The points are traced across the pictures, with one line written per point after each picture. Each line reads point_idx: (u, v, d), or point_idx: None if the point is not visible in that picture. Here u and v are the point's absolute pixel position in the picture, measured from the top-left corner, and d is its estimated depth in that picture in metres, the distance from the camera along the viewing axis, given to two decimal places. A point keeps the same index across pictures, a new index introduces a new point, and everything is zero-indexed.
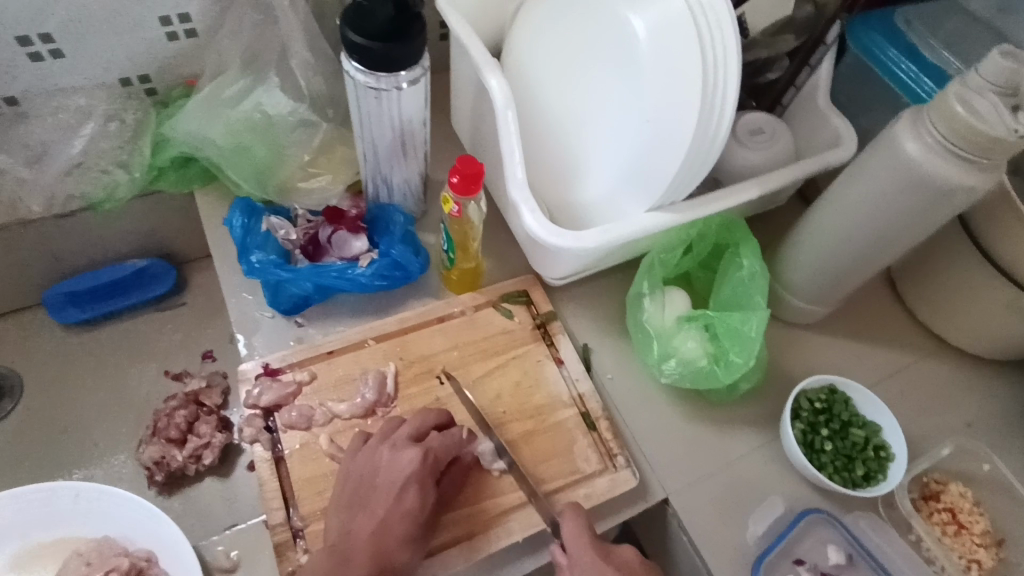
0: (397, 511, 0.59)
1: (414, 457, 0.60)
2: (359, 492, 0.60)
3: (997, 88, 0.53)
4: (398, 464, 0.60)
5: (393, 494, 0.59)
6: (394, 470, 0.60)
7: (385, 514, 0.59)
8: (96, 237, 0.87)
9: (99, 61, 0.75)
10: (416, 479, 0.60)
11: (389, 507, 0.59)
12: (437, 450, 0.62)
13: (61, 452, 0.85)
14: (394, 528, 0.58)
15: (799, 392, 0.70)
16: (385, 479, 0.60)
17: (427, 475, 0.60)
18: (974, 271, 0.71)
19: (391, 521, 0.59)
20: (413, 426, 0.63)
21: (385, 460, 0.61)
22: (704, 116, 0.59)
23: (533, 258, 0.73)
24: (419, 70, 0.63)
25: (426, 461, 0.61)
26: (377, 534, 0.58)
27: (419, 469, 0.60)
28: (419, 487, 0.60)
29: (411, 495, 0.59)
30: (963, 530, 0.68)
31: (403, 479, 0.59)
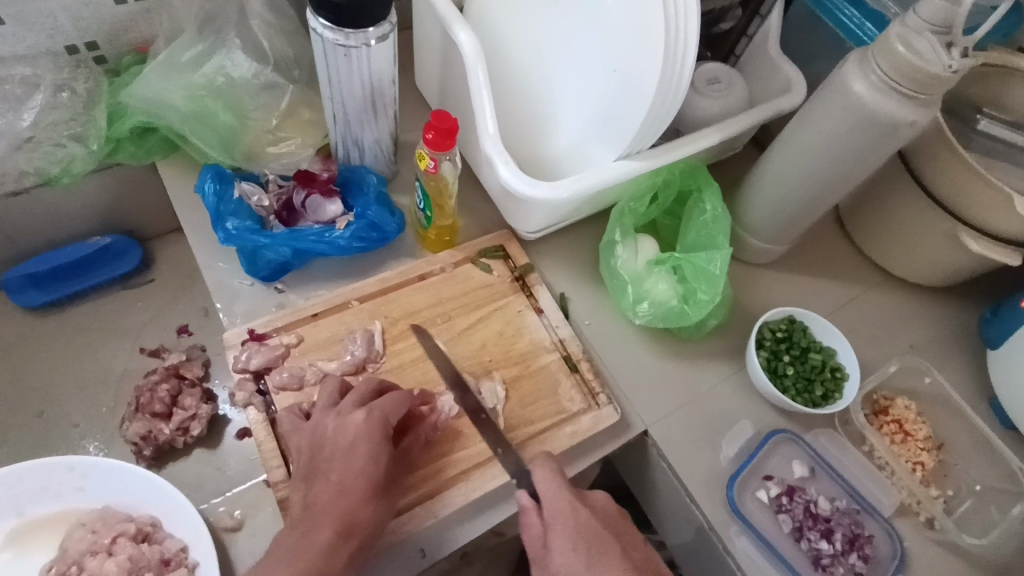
0: (352, 472, 0.58)
1: (361, 420, 0.60)
2: (315, 461, 0.59)
3: (933, 27, 0.58)
4: (344, 430, 0.60)
5: (348, 457, 0.59)
6: (343, 435, 0.60)
7: (340, 477, 0.58)
8: (55, 214, 0.84)
9: (43, 27, 0.72)
10: (365, 438, 0.59)
11: (346, 470, 0.58)
12: (382, 407, 0.61)
13: (38, 435, 0.83)
14: (355, 487, 0.58)
15: (762, 324, 0.75)
16: (338, 446, 0.59)
17: (379, 434, 0.60)
18: (914, 204, 0.77)
19: (350, 482, 0.58)
20: (357, 393, 0.63)
21: (332, 428, 0.61)
22: (667, 69, 0.60)
23: (508, 211, 0.75)
24: (387, 26, 0.63)
25: (371, 420, 0.60)
26: (337, 495, 0.57)
27: (367, 430, 0.60)
28: (371, 446, 0.59)
29: (365, 457, 0.59)
30: (909, 438, 0.75)
31: (355, 440, 0.59)
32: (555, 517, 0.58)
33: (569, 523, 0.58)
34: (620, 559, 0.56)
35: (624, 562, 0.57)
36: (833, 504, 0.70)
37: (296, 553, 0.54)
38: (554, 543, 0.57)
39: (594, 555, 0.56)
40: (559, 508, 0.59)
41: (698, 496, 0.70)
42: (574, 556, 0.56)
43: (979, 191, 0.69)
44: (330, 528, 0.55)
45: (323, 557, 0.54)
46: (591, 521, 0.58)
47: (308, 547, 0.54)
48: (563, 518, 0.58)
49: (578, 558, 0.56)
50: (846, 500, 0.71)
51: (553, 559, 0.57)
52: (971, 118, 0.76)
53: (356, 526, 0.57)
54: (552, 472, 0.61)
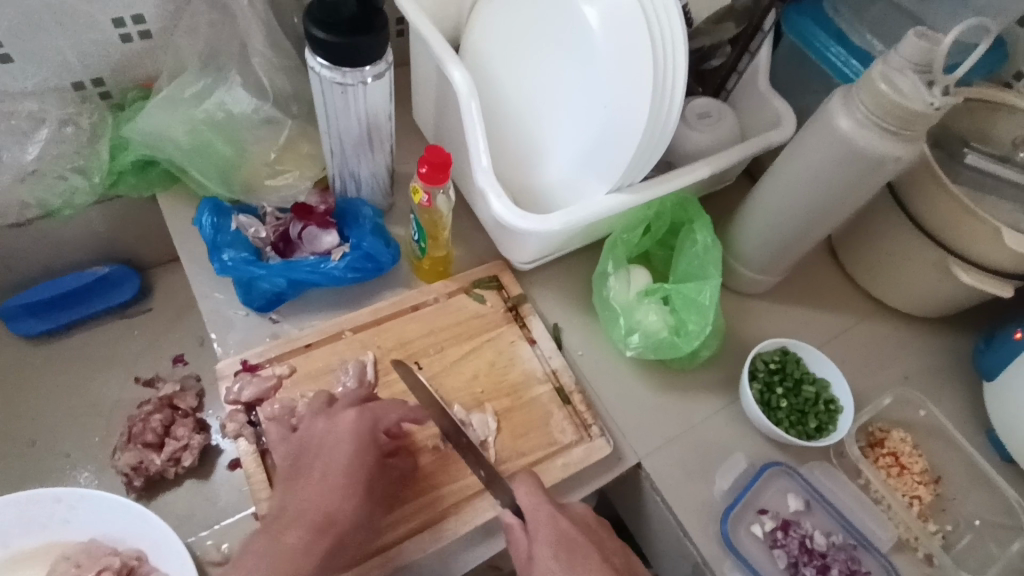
0: (334, 470, 0.61)
1: (352, 420, 0.63)
2: (301, 459, 0.62)
3: (914, 66, 0.58)
4: (331, 430, 0.63)
5: (332, 455, 0.61)
6: (329, 435, 0.63)
7: (322, 474, 0.61)
8: (57, 244, 0.85)
9: (51, 65, 0.74)
10: (350, 436, 0.62)
11: (330, 467, 0.61)
12: (371, 411, 0.64)
13: (30, 465, 0.83)
14: (338, 485, 0.60)
15: (755, 355, 0.75)
16: (326, 444, 0.62)
17: (364, 435, 0.62)
18: (906, 236, 0.77)
19: (335, 482, 0.60)
20: (347, 397, 0.66)
21: (321, 429, 0.63)
22: (656, 106, 0.63)
23: (502, 243, 0.76)
24: (383, 65, 0.65)
25: (359, 420, 0.63)
26: (316, 494, 0.60)
27: (354, 429, 0.62)
28: (354, 446, 0.62)
29: (349, 456, 0.61)
30: (905, 471, 0.74)
31: (341, 439, 0.62)
32: (536, 528, 0.59)
33: (549, 531, 0.59)
34: (598, 563, 0.58)
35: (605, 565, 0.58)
36: (829, 538, 0.69)
37: (275, 549, 0.57)
38: (536, 553, 0.58)
39: (575, 559, 0.57)
40: (538, 518, 0.59)
41: (691, 530, 0.69)
42: (553, 564, 0.57)
43: (969, 225, 0.70)
44: (307, 525, 0.58)
45: (300, 551, 0.56)
46: (567, 526, 0.59)
47: (284, 544, 0.57)
48: (541, 527, 0.59)
49: (558, 565, 0.57)
50: (842, 534, 0.70)
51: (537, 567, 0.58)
52: (959, 152, 0.77)
53: (333, 522, 0.59)
54: (532, 484, 0.62)
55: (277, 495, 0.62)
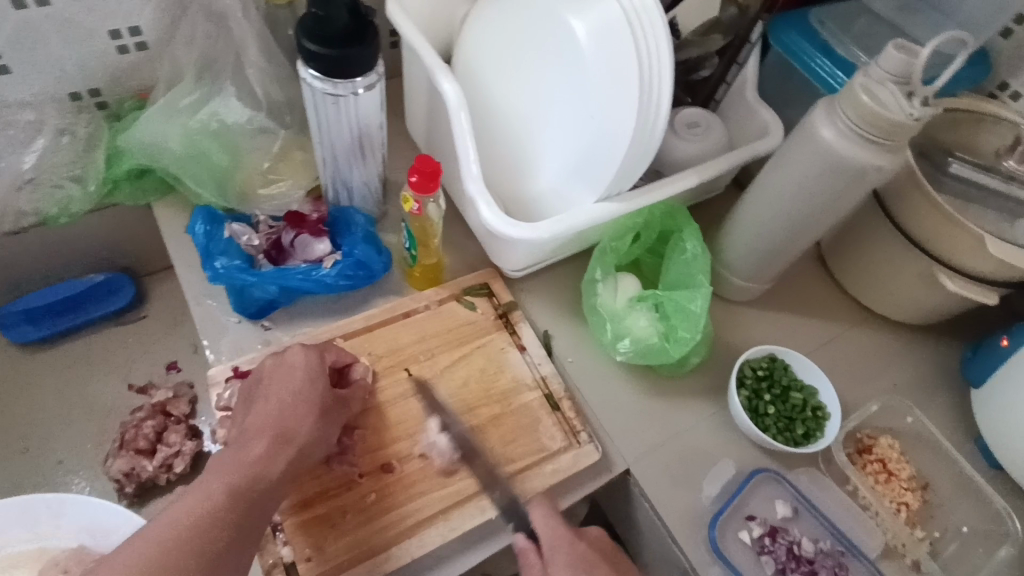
0: (287, 395, 0.62)
1: (301, 351, 0.65)
2: (256, 389, 0.64)
3: (894, 78, 0.59)
4: (284, 360, 0.64)
5: (284, 379, 0.63)
6: (281, 363, 0.64)
7: (275, 399, 0.62)
8: (53, 252, 0.86)
9: (49, 76, 0.75)
10: (302, 364, 0.64)
11: (283, 394, 0.62)
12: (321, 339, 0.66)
13: (22, 472, 0.83)
14: (292, 406, 0.61)
15: (743, 362, 0.76)
16: (277, 373, 0.63)
17: (315, 359, 0.64)
18: (893, 244, 0.78)
19: (288, 402, 0.62)
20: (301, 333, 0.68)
21: (271, 361, 0.65)
22: (642, 116, 0.64)
23: (492, 251, 0.77)
24: (374, 76, 0.66)
25: (309, 349, 0.65)
26: (272, 415, 0.61)
27: (304, 356, 0.64)
28: (306, 372, 0.63)
29: (302, 379, 0.63)
30: (892, 477, 0.75)
31: (291, 367, 0.63)
32: (553, 552, 0.60)
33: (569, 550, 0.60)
34: None
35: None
36: (816, 545, 0.70)
37: (233, 462, 0.58)
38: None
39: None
40: (557, 539, 0.61)
41: (680, 537, 0.69)
42: None
43: (956, 235, 0.71)
44: (265, 438, 0.59)
45: (259, 461, 0.58)
46: (585, 548, 0.61)
47: (244, 458, 0.58)
48: (560, 551, 0.60)
49: None
50: (830, 540, 0.70)
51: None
52: (942, 161, 0.78)
53: (291, 435, 0.60)
54: (547, 509, 0.63)
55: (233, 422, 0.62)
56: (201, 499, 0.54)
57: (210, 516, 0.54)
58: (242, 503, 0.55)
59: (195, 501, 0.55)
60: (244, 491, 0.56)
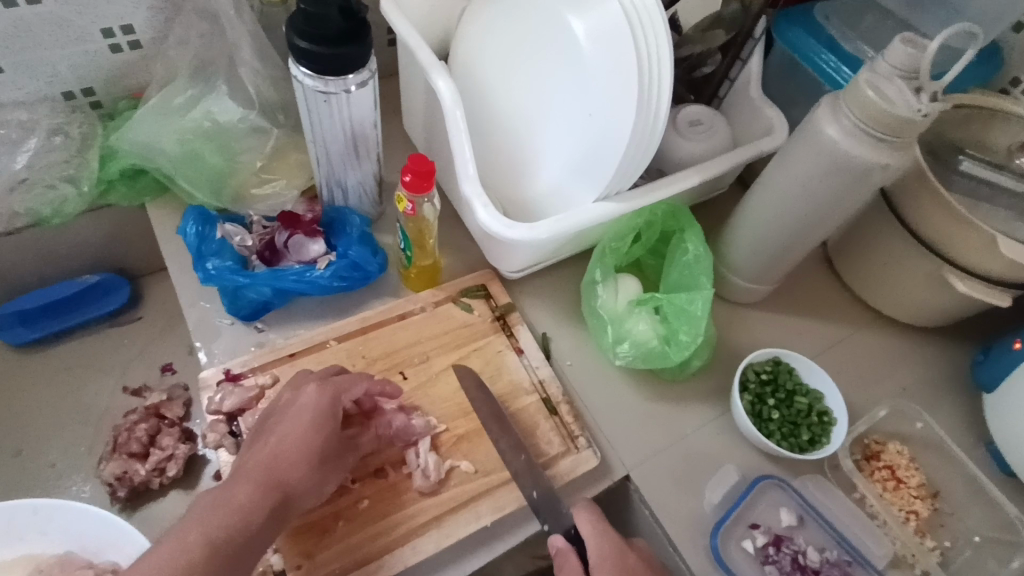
0: (290, 440, 0.58)
1: (314, 394, 0.60)
2: (263, 426, 0.61)
3: (901, 73, 0.57)
4: (297, 399, 0.61)
5: (290, 423, 0.59)
6: (292, 406, 0.60)
7: (278, 442, 0.58)
8: (48, 253, 0.85)
9: (42, 76, 0.75)
10: (312, 409, 0.60)
11: (286, 432, 0.58)
12: (338, 385, 0.62)
13: (15, 474, 0.82)
14: (289, 451, 0.57)
15: (746, 365, 0.74)
16: (286, 411, 0.60)
17: (325, 404, 0.60)
18: (902, 245, 0.76)
19: (287, 450, 0.58)
20: (323, 368, 0.66)
21: (287, 398, 0.62)
22: (641, 114, 0.62)
23: (489, 252, 0.76)
24: (367, 73, 0.65)
25: (323, 395, 0.61)
26: (270, 459, 0.57)
27: (315, 400, 0.60)
28: (314, 419, 0.59)
29: (307, 422, 0.59)
30: (901, 485, 0.73)
31: (301, 409, 0.60)
32: None
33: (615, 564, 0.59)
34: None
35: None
36: (822, 555, 0.68)
37: (216, 505, 0.53)
38: None
39: None
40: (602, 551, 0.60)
41: (680, 545, 0.67)
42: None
43: (964, 235, 0.69)
44: (254, 486, 0.55)
45: (244, 511, 0.53)
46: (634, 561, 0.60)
47: (227, 504, 0.54)
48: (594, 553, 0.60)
49: None
50: (837, 550, 0.68)
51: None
52: (953, 159, 0.76)
53: (282, 484, 0.56)
54: (592, 515, 0.62)
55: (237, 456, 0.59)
56: (177, 548, 0.50)
57: (181, 567, 0.49)
58: (218, 553, 0.51)
59: (170, 548, 0.51)
60: (222, 541, 0.51)
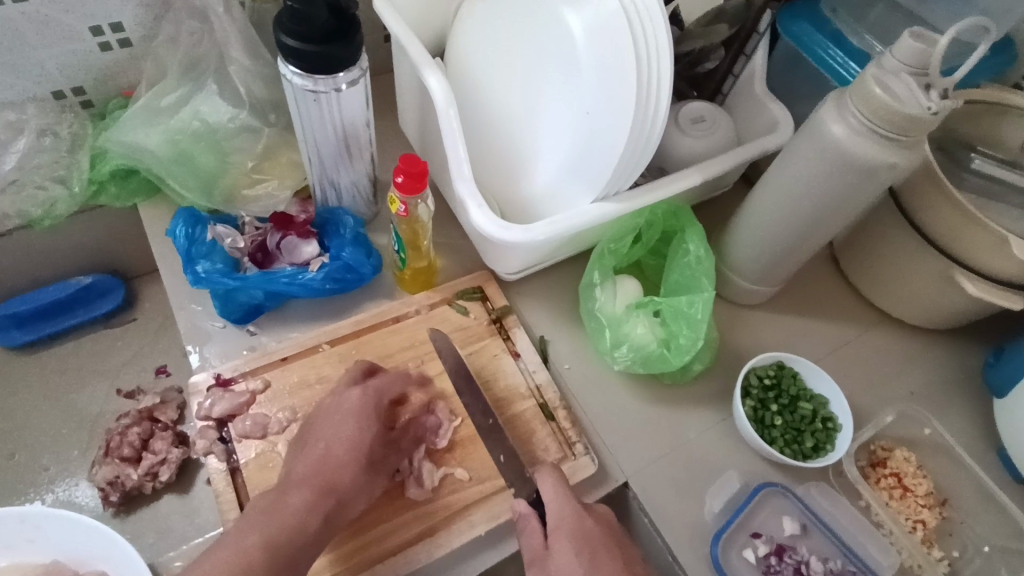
0: (337, 439, 0.61)
1: (357, 395, 0.63)
2: (306, 431, 0.63)
3: (910, 69, 0.55)
4: (339, 403, 0.63)
5: (336, 425, 0.62)
6: (337, 408, 0.63)
7: (326, 444, 0.61)
8: (40, 255, 0.85)
9: (30, 75, 0.74)
10: (355, 411, 0.62)
11: (331, 437, 0.61)
12: (377, 385, 0.64)
13: (9, 478, 0.82)
14: (337, 454, 0.60)
15: (748, 370, 0.72)
16: (328, 417, 0.62)
17: (366, 406, 0.63)
18: (910, 246, 0.74)
19: (335, 450, 0.60)
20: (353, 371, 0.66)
21: (329, 403, 0.64)
22: (639, 112, 0.60)
23: (486, 254, 0.74)
24: (358, 71, 0.63)
25: (365, 396, 0.63)
26: (321, 461, 0.60)
27: (356, 402, 0.62)
28: (359, 420, 0.62)
29: (353, 424, 0.61)
30: (908, 493, 0.71)
31: (344, 415, 0.62)
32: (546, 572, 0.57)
33: (571, 531, 0.58)
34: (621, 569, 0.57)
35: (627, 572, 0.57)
36: (826, 565, 0.66)
37: (275, 511, 0.56)
38: (556, 548, 0.58)
39: (597, 558, 0.57)
40: (562, 515, 0.59)
41: (680, 554, 0.66)
42: (576, 562, 0.57)
43: (974, 234, 0.67)
44: (309, 490, 0.58)
45: (300, 514, 0.56)
46: (591, 524, 0.59)
47: (285, 508, 0.57)
48: (563, 527, 0.59)
49: (580, 563, 0.57)
50: (841, 560, 0.66)
51: (553, 559, 0.58)
52: (965, 156, 0.74)
53: (334, 487, 0.58)
54: (557, 479, 0.62)
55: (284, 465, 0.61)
56: (237, 549, 0.53)
57: (243, 568, 0.53)
58: (277, 556, 0.54)
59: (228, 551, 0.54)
60: (283, 545, 0.55)
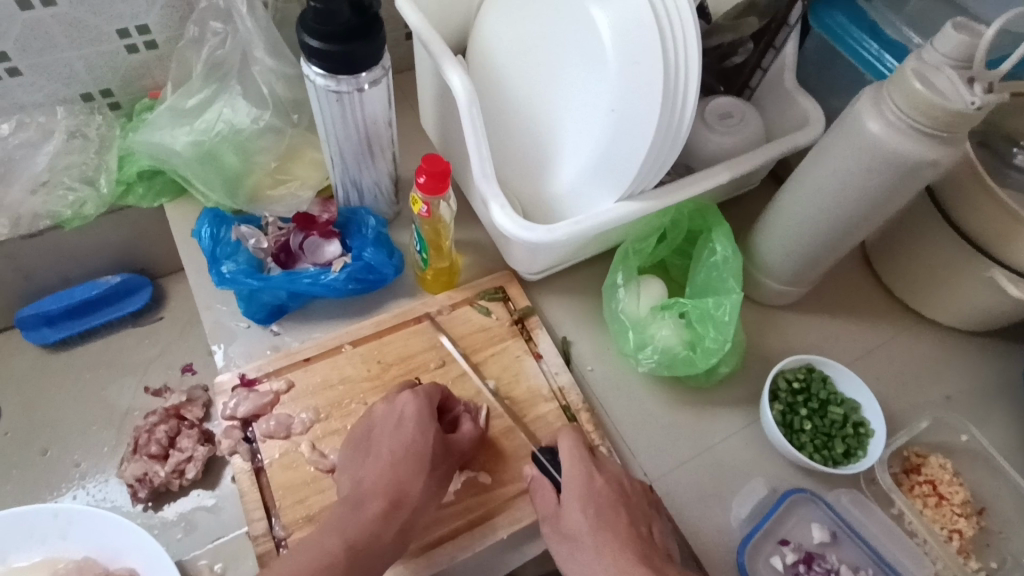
0: (400, 448, 0.60)
1: (411, 400, 0.62)
2: (366, 438, 0.63)
3: (953, 61, 0.53)
4: (393, 411, 0.62)
5: (395, 432, 0.61)
6: (393, 414, 0.62)
7: (389, 452, 0.60)
8: (71, 254, 0.86)
9: (60, 77, 0.75)
10: (413, 417, 0.62)
11: (394, 444, 0.61)
12: (429, 390, 0.64)
13: (42, 473, 0.84)
14: (402, 463, 0.60)
15: (777, 373, 0.70)
16: (386, 424, 0.62)
17: (425, 415, 0.62)
18: (947, 246, 0.71)
19: (398, 458, 0.60)
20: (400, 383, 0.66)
21: (383, 410, 0.63)
22: (666, 108, 0.59)
23: (508, 254, 0.73)
24: (379, 71, 0.62)
25: (418, 401, 0.62)
26: (387, 470, 0.60)
27: (415, 411, 0.62)
28: (418, 425, 0.61)
29: (413, 430, 0.61)
30: (944, 501, 0.68)
31: (401, 422, 0.62)
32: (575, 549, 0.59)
33: (581, 492, 0.61)
34: (626, 528, 0.59)
35: (632, 532, 0.59)
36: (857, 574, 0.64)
37: (351, 523, 0.57)
38: (566, 507, 0.61)
39: (604, 520, 0.59)
40: (573, 479, 0.61)
41: (706, 561, 0.65)
42: (583, 517, 0.60)
43: (1019, 235, 0.64)
44: (381, 501, 0.58)
45: (375, 526, 0.57)
46: (601, 484, 0.61)
47: (360, 518, 0.57)
48: (574, 488, 0.61)
49: (586, 519, 0.59)
50: (872, 569, 0.64)
51: (565, 519, 0.60)
52: (1006, 152, 0.70)
53: (404, 497, 0.59)
54: (574, 444, 0.63)
55: (348, 475, 0.62)
56: (319, 556, 0.54)
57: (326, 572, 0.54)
58: (358, 564, 0.55)
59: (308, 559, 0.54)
60: (362, 554, 0.55)
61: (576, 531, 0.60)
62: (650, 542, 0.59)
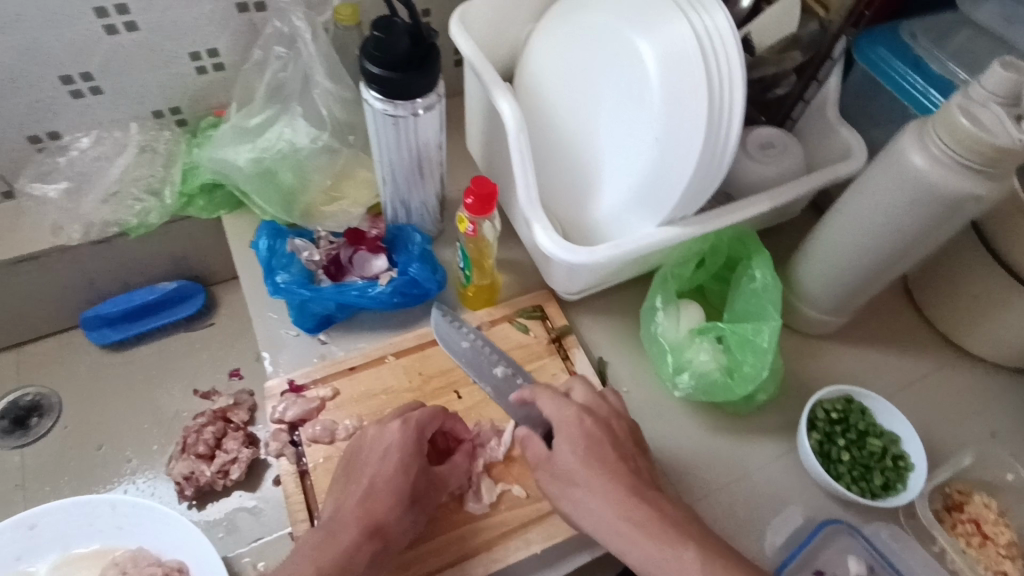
0: (382, 477, 0.61)
1: (398, 430, 0.63)
2: (351, 463, 0.63)
3: (999, 99, 0.53)
4: (381, 437, 0.63)
5: (380, 461, 0.62)
6: (379, 442, 0.62)
7: (370, 481, 0.61)
8: (133, 260, 0.91)
9: (135, 96, 0.81)
10: (396, 448, 0.62)
11: (376, 472, 0.61)
12: (419, 419, 0.64)
13: (95, 467, 0.88)
14: (383, 493, 0.60)
15: (815, 402, 0.70)
16: (371, 451, 0.62)
17: (410, 446, 0.62)
18: (992, 281, 0.70)
19: (378, 488, 0.60)
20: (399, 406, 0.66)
21: (370, 435, 0.63)
22: (709, 135, 0.61)
23: (548, 274, 0.75)
24: (434, 97, 0.66)
25: (407, 431, 0.63)
26: (364, 500, 0.60)
27: (401, 439, 0.62)
28: (401, 456, 0.61)
29: (396, 461, 0.61)
30: (988, 541, 0.67)
31: (387, 451, 0.62)
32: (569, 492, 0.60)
33: (571, 431, 0.61)
34: (616, 461, 0.60)
35: (622, 462, 0.60)
36: None
37: (323, 550, 0.57)
38: (558, 449, 0.61)
39: (593, 452, 0.60)
40: (566, 418, 0.62)
41: None
42: (573, 455, 0.60)
43: None
44: (355, 530, 0.58)
45: (347, 557, 0.56)
46: (591, 424, 0.62)
47: (336, 544, 0.57)
48: (566, 428, 0.62)
49: (576, 457, 0.60)
50: None
51: (557, 460, 0.61)
52: None
53: (380, 527, 0.59)
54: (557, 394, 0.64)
55: (330, 499, 0.62)
56: None
57: None
58: None
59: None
60: None
61: (568, 471, 0.60)
62: (642, 478, 0.60)
